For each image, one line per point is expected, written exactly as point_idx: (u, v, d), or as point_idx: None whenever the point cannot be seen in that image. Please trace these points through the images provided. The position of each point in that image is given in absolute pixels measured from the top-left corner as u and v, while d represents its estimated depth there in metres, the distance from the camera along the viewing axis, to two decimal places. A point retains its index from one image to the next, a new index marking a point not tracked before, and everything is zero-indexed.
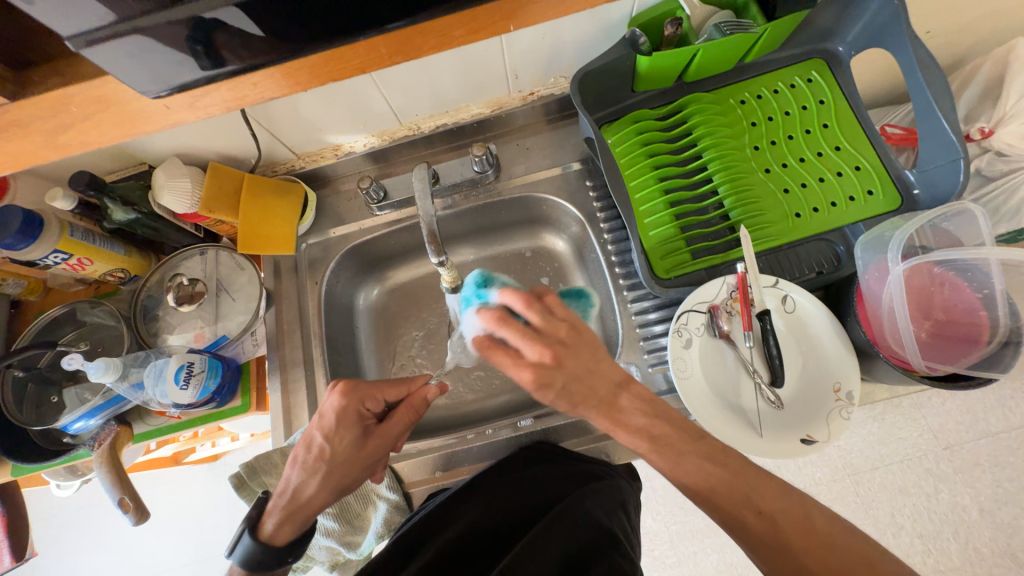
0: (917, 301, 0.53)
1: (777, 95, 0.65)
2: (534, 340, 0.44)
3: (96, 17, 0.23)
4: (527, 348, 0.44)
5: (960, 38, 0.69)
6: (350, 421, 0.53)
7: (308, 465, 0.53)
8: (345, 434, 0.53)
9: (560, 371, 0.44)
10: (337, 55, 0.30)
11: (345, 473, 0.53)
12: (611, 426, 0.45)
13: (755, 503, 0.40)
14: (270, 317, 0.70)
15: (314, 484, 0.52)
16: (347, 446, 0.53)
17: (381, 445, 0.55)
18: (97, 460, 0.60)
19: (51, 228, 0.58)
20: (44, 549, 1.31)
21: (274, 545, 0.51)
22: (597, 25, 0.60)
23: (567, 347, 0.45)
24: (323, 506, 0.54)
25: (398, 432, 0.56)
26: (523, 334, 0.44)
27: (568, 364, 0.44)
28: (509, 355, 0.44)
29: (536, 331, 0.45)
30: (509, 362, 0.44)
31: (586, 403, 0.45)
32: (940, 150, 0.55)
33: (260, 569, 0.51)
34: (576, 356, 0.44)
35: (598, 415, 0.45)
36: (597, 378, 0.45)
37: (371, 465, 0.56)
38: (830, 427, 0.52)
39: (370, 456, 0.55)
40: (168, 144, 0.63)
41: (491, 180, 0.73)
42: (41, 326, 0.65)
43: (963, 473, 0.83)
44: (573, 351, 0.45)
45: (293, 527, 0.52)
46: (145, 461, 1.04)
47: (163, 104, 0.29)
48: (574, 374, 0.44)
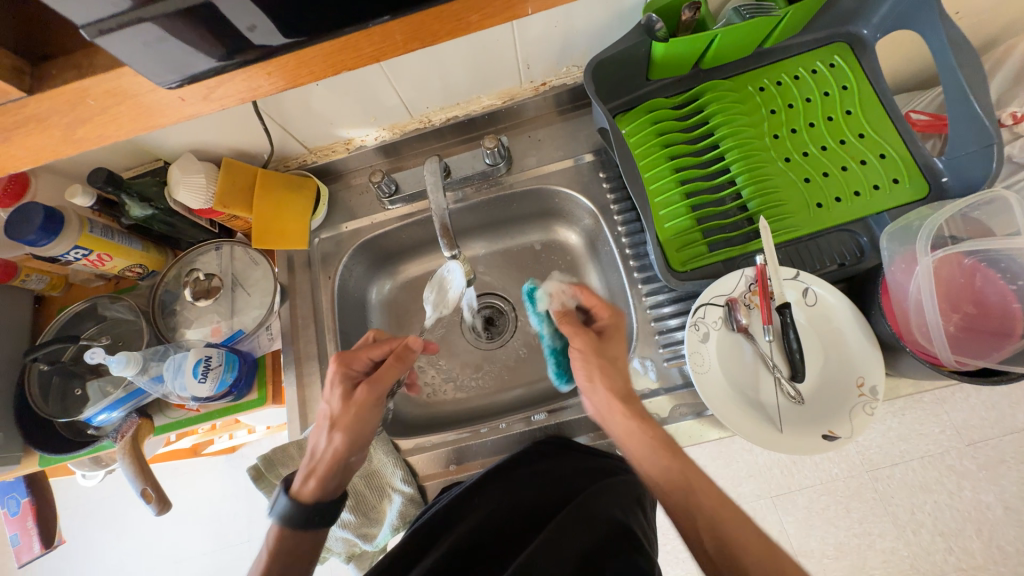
0: (945, 293, 0.51)
1: (798, 82, 0.63)
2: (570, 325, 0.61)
3: (109, 4, 0.23)
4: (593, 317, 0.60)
5: (992, 17, 0.66)
6: (339, 377, 0.57)
7: (318, 426, 0.55)
8: (337, 389, 0.56)
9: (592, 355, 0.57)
10: (352, 41, 0.29)
11: (343, 426, 0.54)
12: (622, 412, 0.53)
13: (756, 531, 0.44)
14: (285, 311, 0.71)
15: (322, 441, 0.54)
16: (341, 399, 0.55)
17: (371, 395, 0.55)
18: (120, 452, 0.61)
19: (71, 224, 0.59)
20: (71, 536, 1.35)
21: (299, 502, 0.50)
22: (610, 11, 0.58)
23: (599, 338, 0.59)
24: (338, 463, 0.53)
25: (385, 381, 0.56)
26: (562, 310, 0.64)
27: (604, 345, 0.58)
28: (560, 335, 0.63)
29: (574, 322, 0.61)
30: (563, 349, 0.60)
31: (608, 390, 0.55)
32: (972, 135, 0.53)
33: (302, 527, 0.50)
34: (610, 341, 0.58)
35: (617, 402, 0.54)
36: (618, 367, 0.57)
37: (371, 417, 0.56)
38: (853, 423, 0.51)
39: (363, 407, 0.55)
40: (183, 139, 0.63)
41: (503, 173, 0.73)
42: (64, 321, 0.66)
43: (987, 470, 0.80)
44: (602, 342, 0.58)
45: (319, 482, 0.52)
46: (166, 452, 1.06)
47: (178, 97, 0.29)
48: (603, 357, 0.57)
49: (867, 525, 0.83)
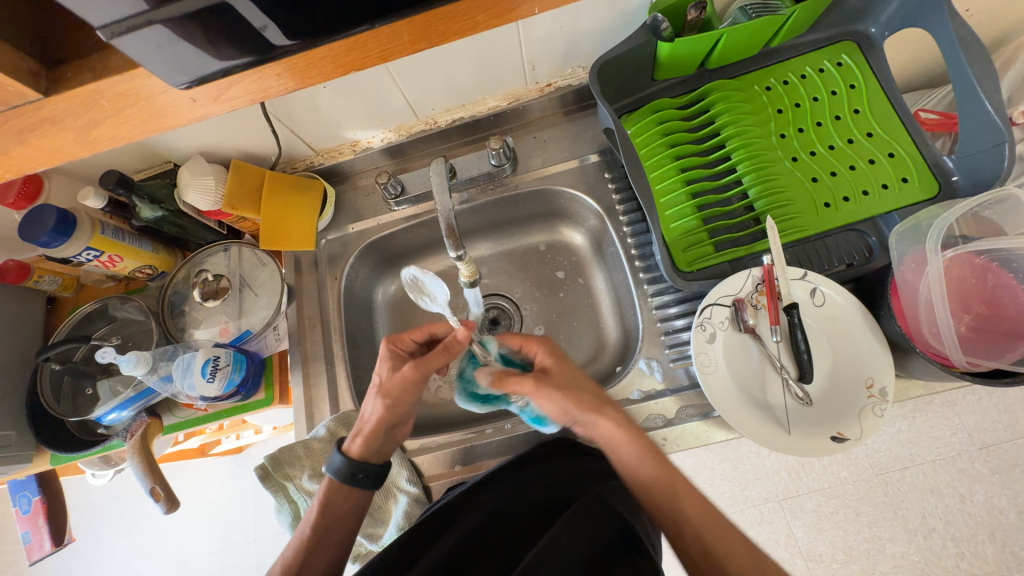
0: (955, 293, 0.51)
1: (805, 81, 0.62)
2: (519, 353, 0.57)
3: (123, 7, 0.23)
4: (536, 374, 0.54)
5: (1002, 15, 0.66)
6: (387, 351, 0.57)
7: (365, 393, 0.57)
8: (384, 362, 0.57)
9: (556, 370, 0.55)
10: (360, 42, 0.30)
11: (387, 397, 0.54)
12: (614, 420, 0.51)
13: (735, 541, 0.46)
14: (292, 312, 0.72)
15: (367, 406, 0.56)
16: (387, 372, 0.56)
17: (414, 375, 0.54)
18: (130, 451, 0.62)
19: (83, 226, 0.60)
20: (81, 535, 1.37)
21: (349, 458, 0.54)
22: (616, 12, 0.58)
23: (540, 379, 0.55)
24: (382, 429, 0.55)
25: (428, 364, 0.54)
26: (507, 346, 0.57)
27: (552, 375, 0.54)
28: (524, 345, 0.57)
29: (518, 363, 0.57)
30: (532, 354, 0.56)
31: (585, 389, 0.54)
32: (982, 133, 0.52)
33: (352, 484, 0.53)
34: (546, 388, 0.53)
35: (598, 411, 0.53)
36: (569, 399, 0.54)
37: (412, 394, 0.56)
38: (862, 425, 0.50)
39: (405, 383, 0.54)
40: (193, 142, 0.64)
41: (508, 174, 0.73)
42: (76, 321, 0.67)
43: (1002, 475, 0.79)
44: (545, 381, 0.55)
45: (367, 442, 0.55)
46: (174, 452, 1.07)
47: (190, 98, 0.30)
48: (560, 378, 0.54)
49: (877, 529, 0.82)
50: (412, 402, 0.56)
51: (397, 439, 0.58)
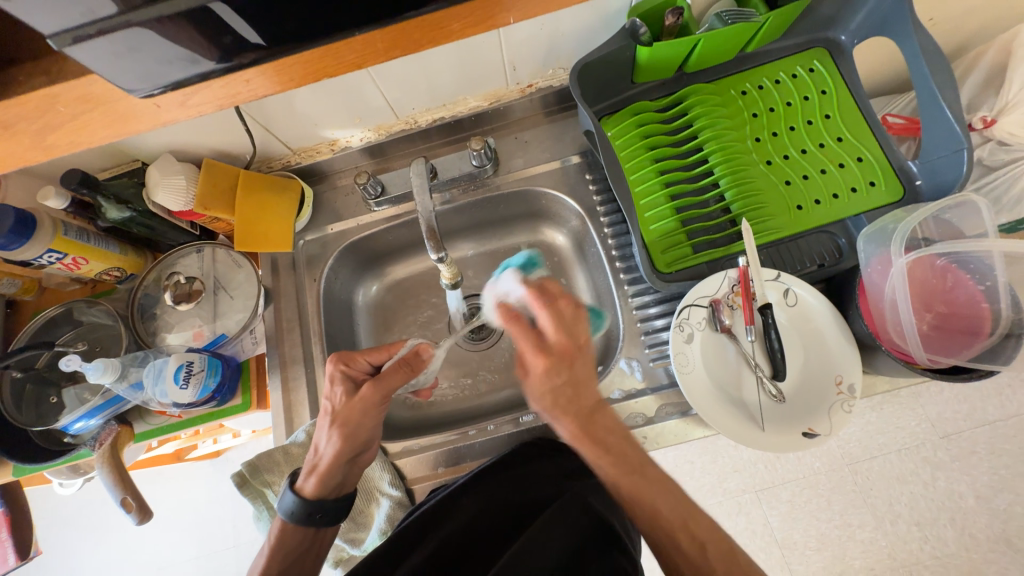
0: (919, 292, 0.53)
1: (779, 86, 0.64)
2: (537, 346, 0.46)
3: (79, 13, 0.22)
4: (538, 339, 0.47)
5: (964, 24, 0.69)
6: (340, 376, 0.54)
7: (319, 424, 0.53)
8: (338, 388, 0.53)
9: (567, 369, 0.46)
10: (332, 51, 0.29)
11: (344, 429, 0.51)
12: (580, 437, 0.47)
13: (690, 527, 0.44)
14: (269, 315, 0.70)
15: (323, 440, 0.52)
16: (342, 399, 0.53)
17: (376, 396, 0.52)
18: (97, 460, 0.59)
19: (44, 227, 0.57)
20: (49, 547, 1.32)
21: (303, 498, 0.51)
22: (596, 16, 0.59)
23: (580, 350, 0.47)
24: (340, 464, 0.52)
25: (390, 383, 0.54)
26: (552, 323, 0.47)
27: (576, 366, 0.47)
28: (528, 332, 0.47)
29: (541, 339, 0.47)
30: (526, 342, 0.47)
31: (570, 407, 0.47)
32: (943, 140, 0.55)
33: (307, 524, 0.51)
34: (581, 364, 0.47)
35: (575, 421, 0.47)
36: (584, 394, 0.48)
37: (373, 419, 0.53)
38: (831, 420, 0.52)
39: (366, 409, 0.52)
40: (162, 140, 0.62)
41: (490, 174, 0.73)
42: (39, 325, 0.64)
43: (961, 461, 0.83)
44: (581, 358, 0.47)
45: (319, 480, 0.51)
46: (147, 458, 1.04)
47: (154, 103, 0.29)
48: (577, 377, 0.47)
49: (848, 517, 0.85)
50: (375, 426, 0.54)
51: (358, 470, 0.55)
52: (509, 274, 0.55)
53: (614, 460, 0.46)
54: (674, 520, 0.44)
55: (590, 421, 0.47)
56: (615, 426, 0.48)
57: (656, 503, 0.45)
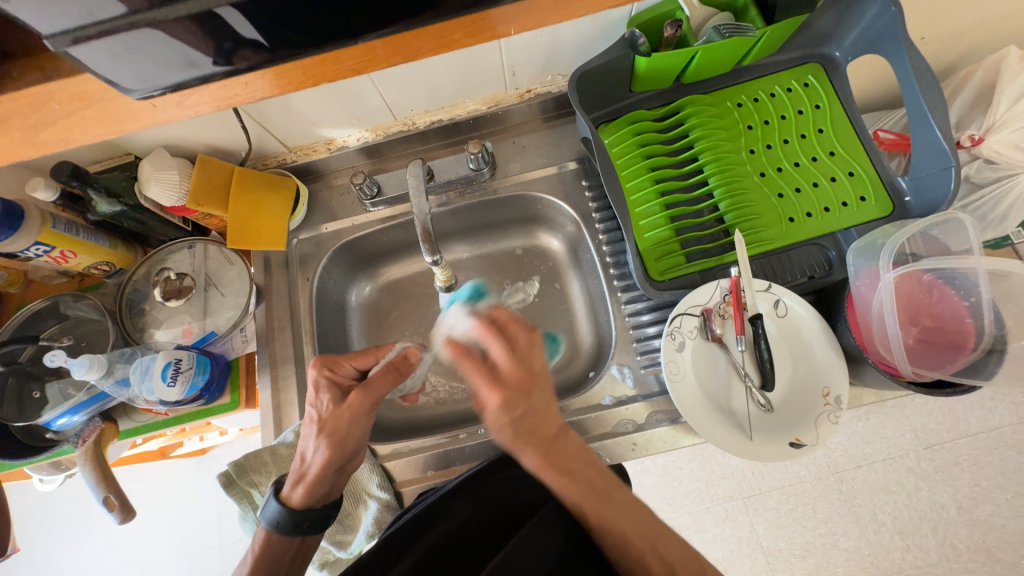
0: (907, 306, 0.54)
1: (774, 99, 0.65)
2: (489, 381, 0.42)
3: (77, 15, 0.22)
4: (490, 372, 0.43)
5: (955, 43, 0.70)
6: (325, 383, 0.52)
7: (305, 432, 0.52)
8: (324, 395, 0.52)
9: (524, 401, 0.42)
10: (331, 56, 0.29)
11: (333, 437, 0.51)
12: (546, 465, 0.43)
13: (658, 554, 0.43)
14: (260, 313, 0.69)
15: (309, 450, 0.51)
16: (329, 406, 0.52)
17: (364, 402, 0.51)
18: (80, 457, 0.58)
19: (32, 219, 0.56)
20: (27, 544, 1.29)
21: (290, 507, 0.51)
22: (595, 25, 0.59)
23: (536, 379, 0.44)
24: (329, 472, 0.52)
25: (378, 390, 0.52)
26: (504, 353, 0.43)
27: (531, 398, 0.43)
28: (478, 370, 0.43)
29: (492, 373, 0.43)
30: (479, 379, 0.43)
31: (531, 437, 0.43)
32: (932, 158, 0.56)
33: (294, 533, 0.51)
34: (540, 393, 0.43)
35: (536, 451, 0.43)
36: (546, 416, 0.44)
37: (361, 425, 0.53)
38: (818, 430, 0.53)
39: (354, 416, 0.51)
40: (156, 135, 0.61)
41: (486, 178, 0.73)
42: (23, 319, 0.63)
43: (944, 472, 0.84)
44: (536, 387, 0.43)
45: (307, 488, 0.51)
46: (131, 456, 1.02)
47: (150, 102, 0.28)
48: (535, 407, 0.43)
49: (832, 525, 0.86)
50: (362, 433, 0.53)
51: (345, 477, 0.55)
52: (456, 309, 0.55)
53: (580, 487, 0.44)
54: (644, 545, 0.44)
55: (553, 449, 0.44)
56: (580, 452, 0.45)
57: (623, 527, 0.44)
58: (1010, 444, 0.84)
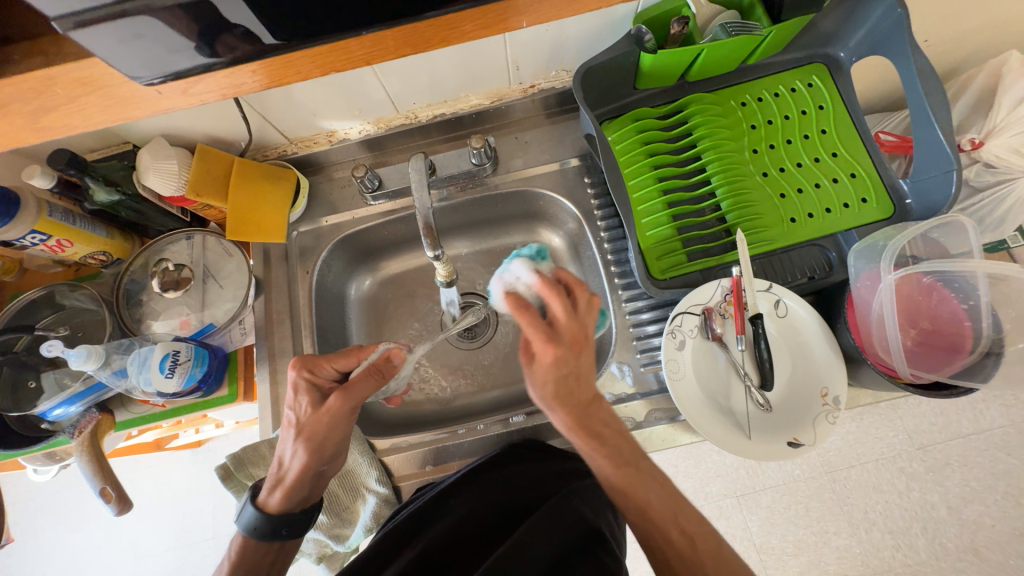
0: (906, 309, 0.55)
1: (779, 98, 0.65)
2: (546, 335, 0.44)
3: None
4: (547, 330, 0.45)
5: (958, 46, 0.70)
6: (305, 386, 0.52)
7: (284, 435, 0.52)
8: (303, 398, 0.52)
9: (577, 360, 0.45)
10: (341, 46, 0.29)
11: (311, 442, 0.50)
12: (575, 425, 0.47)
13: (680, 523, 0.44)
14: (260, 306, 0.69)
15: (288, 453, 0.51)
16: (308, 410, 0.51)
17: (344, 405, 0.51)
18: (77, 448, 0.58)
19: (28, 207, 0.56)
20: (20, 533, 1.28)
21: (266, 513, 0.50)
22: (602, 21, 0.59)
23: (587, 342, 0.46)
24: (306, 477, 0.51)
25: (358, 393, 0.52)
26: (566, 312, 0.45)
27: (580, 360, 0.45)
28: (536, 322, 0.45)
29: (547, 330, 0.45)
30: (534, 334, 0.44)
31: (569, 398, 0.46)
32: (934, 160, 0.56)
33: (271, 539, 0.50)
34: (586, 357, 0.46)
35: (570, 411, 0.47)
36: (585, 382, 0.47)
37: (341, 429, 0.52)
38: (816, 430, 0.54)
39: (333, 420, 0.51)
40: (156, 124, 0.61)
41: (488, 173, 0.72)
42: (18, 308, 0.62)
43: (935, 473, 0.85)
44: (586, 349, 0.46)
45: (284, 493, 0.51)
46: (126, 447, 1.01)
47: (154, 89, 0.28)
48: (582, 370, 0.46)
49: (824, 523, 0.87)
50: (342, 437, 0.53)
51: (325, 480, 0.55)
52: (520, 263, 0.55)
53: (609, 454, 0.46)
54: (666, 516, 0.44)
55: (585, 412, 0.47)
56: (611, 421, 0.48)
57: (647, 496, 0.45)
58: (1000, 445, 0.85)
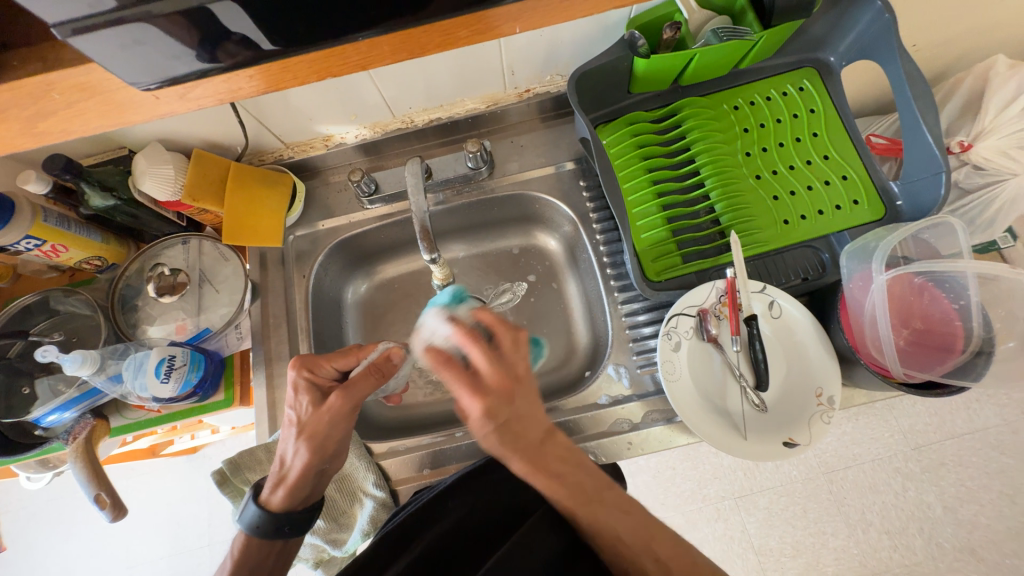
0: (897, 309, 0.55)
1: (771, 102, 0.65)
2: (471, 388, 0.41)
3: (86, 6, 0.22)
4: (471, 379, 0.42)
5: (946, 51, 0.71)
6: (305, 385, 0.52)
7: (285, 435, 0.52)
8: (303, 397, 0.52)
9: (507, 407, 0.42)
10: (338, 51, 0.29)
11: (313, 440, 0.50)
12: (533, 470, 0.43)
13: (653, 551, 0.43)
14: (256, 310, 0.69)
15: (290, 452, 0.51)
16: (309, 409, 0.51)
17: (346, 403, 0.51)
18: (70, 454, 0.58)
19: (23, 212, 0.55)
20: (12, 543, 1.27)
21: (268, 512, 0.50)
22: (596, 26, 0.60)
23: (521, 383, 0.43)
24: (309, 476, 0.51)
25: (359, 391, 0.51)
26: (486, 358, 0.43)
27: (513, 406, 0.42)
28: (459, 380, 0.42)
29: (471, 381, 0.42)
30: (461, 390, 0.41)
31: (517, 448, 0.42)
32: (923, 163, 0.57)
33: (273, 538, 0.50)
34: (523, 399, 0.42)
35: (522, 459, 0.43)
36: (530, 426, 0.43)
37: (342, 427, 0.52)
38: (811, 431, 0.54)
39: (335, 418, 0.51)
40: (152, 129, 0.61)
41: (484, 177, 0.73)
42: (12, 314, 0.62)
43: (931, 473, 0.85)
44: (522, 392, 0.43)
45: (286, 493, 0.51)
46: (121, 454, 1.01)
47: (152, 95, 0.28)
48: (518, 414, 0.42)
49: (821, 524, 0.87)
50: (343, 436, 0.53)
51: (326, 479, 0.55)
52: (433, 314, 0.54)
53: (572, 487, 0.44)
54: (636, 545, 0.43)
55: (540, 453, 0.43)
56: (569, 454, 0.44)
57: (616, 528, 0.44)
58: (994, 445, 0.86)
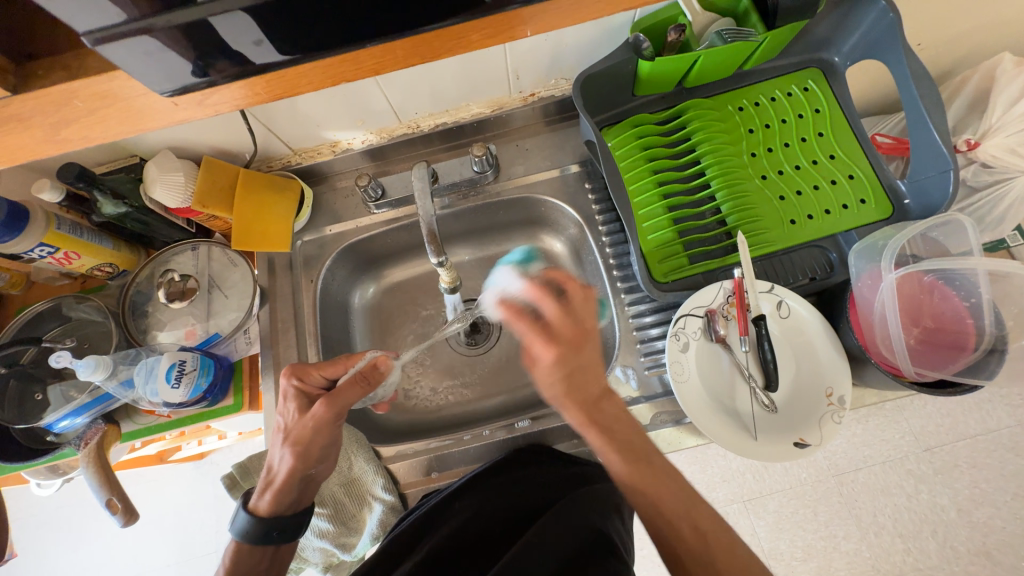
0: (908, 308, 0.55)
1: (775, 103, 0.65)
2: (546, 334, 0.49)
3: (113, 15, 0.23)
4: (542, 329, 0.50)
5: (952, 49, 0.71)
6: (293, 393, 0.53)
7: (274, 442, 0.53)
8: (291, 404, 0.53)
9: (577, 356, 0.49)
10: (351, 57, 0.30)
11: (297, 446, 0.51)
12: (587, 421, 0.48)
13: (692, 518, 0.44)
14: (264, 314, 0.70)
15: (276, 458, 0.51)
16: (295, 415, 0.52)
17: (327, 412, 0.50)
18: (82, 460, 0.58)
19: (37, 220, 0.56)
20: (23, 550, 1.28)
21: (256, 516, 0.50)
22: (600, 30, 0.60)
23: (589, 335, 0.50)
24: (294, 482, 0.51)
25: (344, 399, 0.51)
26: (556, 309, 0.50)
27: (581, 354, 0.49)
28: (532, 324, 0.50)
29: (545, 327, 0.50)
30: (530, 334, 0.50)
31: (577, 396, 0.48)
32: (930, 161, 0.57)
33: (264, 543, 0.50)
34: (592, 349, 0.49)
35: (581, 409, 0.48)
36: (592, 377, 0.49)
37: (327, 435, 0.52)
38: (822, 430, 0.54)
39: (318, 426, 0.50)
40: (163, 137, 0.62)
41: (490, 180, 0.73)
42: (25, 320, 0.63)
43: (944, 474, 0.84)
44: (590, 342, 0.49)
45: (273, 498, 0.51)
46: (129, 460, 1.01)
47: (171, 102, 0.29)
48: (585, 363, 0.49)
49: (833, 528, 0.87)
50: (330, 443, 0.52)
51: (316, 487, 0.54)
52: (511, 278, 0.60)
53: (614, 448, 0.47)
54: (677, 512, 0.44)
55: (596, 408, 0.48)
56: (621, 416, 0.49)
57: (659, 495, 0.44)
58: (1008, 446, 0.84)
